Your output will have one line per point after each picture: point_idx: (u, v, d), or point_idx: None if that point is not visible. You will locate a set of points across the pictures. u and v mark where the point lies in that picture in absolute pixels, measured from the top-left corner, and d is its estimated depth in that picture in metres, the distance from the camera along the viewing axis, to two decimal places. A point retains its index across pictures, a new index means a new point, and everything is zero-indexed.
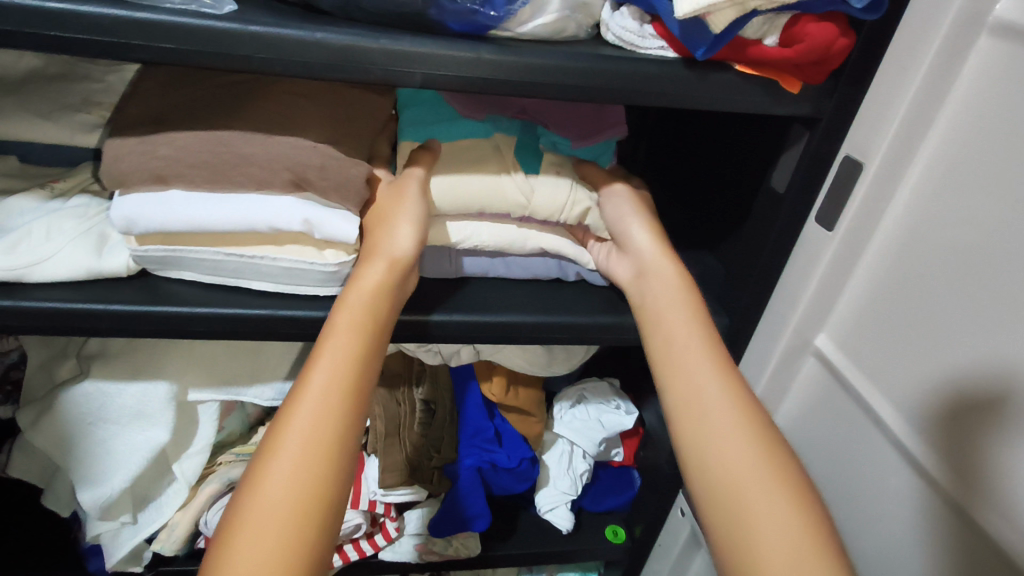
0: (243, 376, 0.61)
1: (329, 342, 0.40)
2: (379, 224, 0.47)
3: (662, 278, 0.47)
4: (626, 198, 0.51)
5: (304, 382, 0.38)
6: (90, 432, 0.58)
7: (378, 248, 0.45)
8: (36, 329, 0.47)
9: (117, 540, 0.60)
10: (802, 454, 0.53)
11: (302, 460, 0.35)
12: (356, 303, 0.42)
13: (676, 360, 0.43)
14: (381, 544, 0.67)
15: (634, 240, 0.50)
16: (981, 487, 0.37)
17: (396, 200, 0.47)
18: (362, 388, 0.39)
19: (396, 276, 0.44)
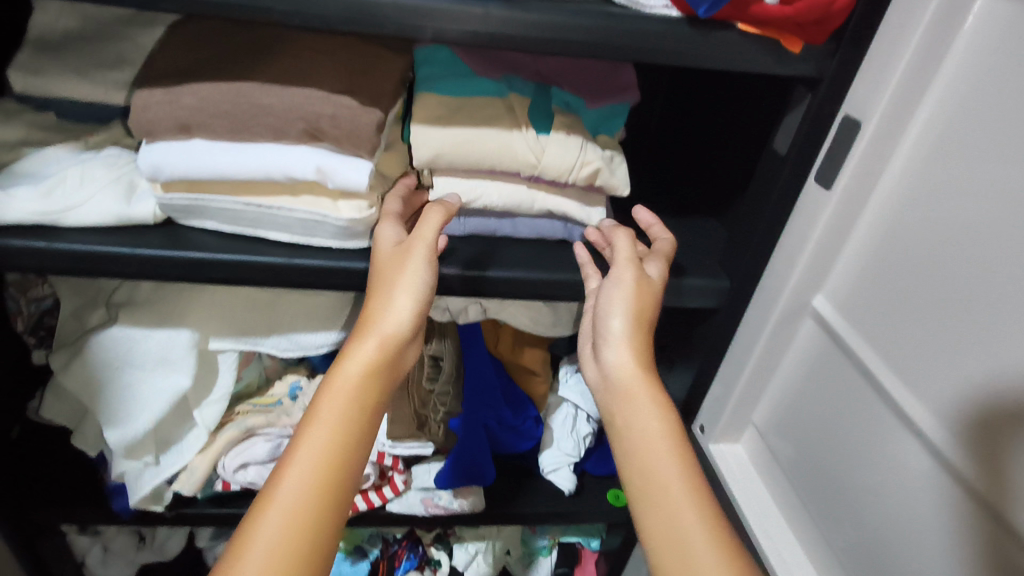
0: (261, 328, 0.63)
1: (317, 426, 0.41)
2: (371, 295, 0.47)
3: (636, 393, 0.45)
4: (620, 294, 0.48)
5: (279, 482, 0.39)
6: (117, 376, 0.61)
7: (369, 327, 0.45)
8: (69, 271, 0.50)
9: (140, 480, 0.63)
10: (800, 415, 0.54)
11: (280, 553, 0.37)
12: (342, 390, 0.43)
13: (650, 461, 0.43)
14: (389, 496, 0.69)
15: (608, 352, 0.47)
16: (979, 433, 0.38)
17: (394, 271, 0.47)
18: (352, 475, 0.41)
19: (388, 357, 0.45)
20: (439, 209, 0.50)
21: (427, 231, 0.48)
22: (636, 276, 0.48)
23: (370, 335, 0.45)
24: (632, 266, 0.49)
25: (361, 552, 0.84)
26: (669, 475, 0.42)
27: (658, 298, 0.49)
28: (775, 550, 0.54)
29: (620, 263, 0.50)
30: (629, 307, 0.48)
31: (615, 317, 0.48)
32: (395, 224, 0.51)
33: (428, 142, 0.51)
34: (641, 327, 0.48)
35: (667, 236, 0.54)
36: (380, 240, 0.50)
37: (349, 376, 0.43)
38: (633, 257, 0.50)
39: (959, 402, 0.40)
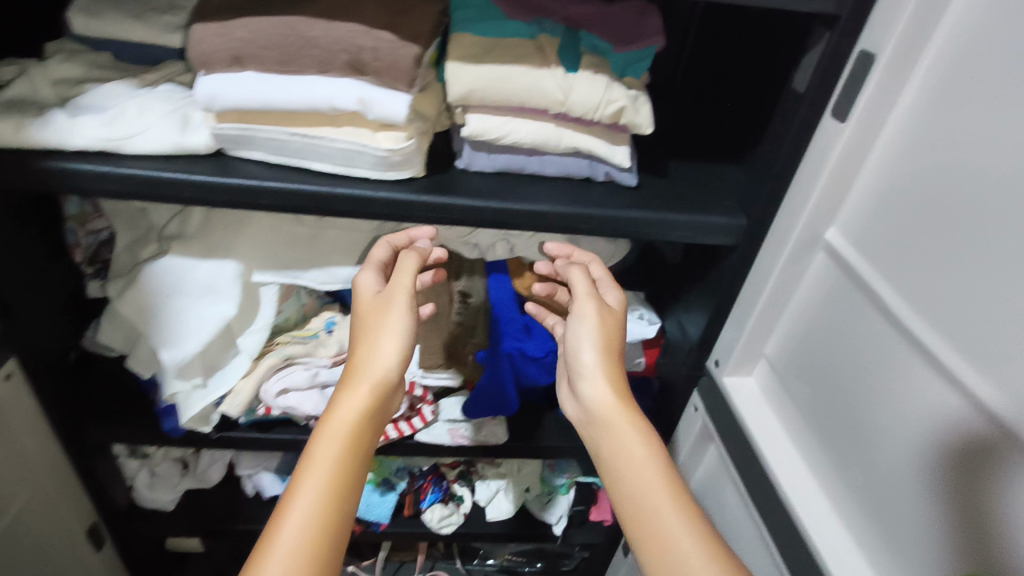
0: (301, 262, 0.68)
1: (314, 469, 0.45)
2: (362, 338, 0.53)
3: (615, 423, 0.50)
4: (585, 330, 0.54)
5: (279, 525, 0.42)
6: (167, 302, 0.66)
7: (364, 366, 0.51)
8: (131, 196, 0.55)
9: (189, 400, 0.68)
10: (810, 344, 0.57)
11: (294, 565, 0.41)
12: (336, 431, 0.47)
13: (633, 483, 0.47)
14: (419, 426, 0.73)
15: (584, 385, 0.53)
16: (968, 338, 0.41)
17: (381, 316, 0.53)
18: (350, 512, 0.45)
19: (377, 398, 0.50)
20: (412, 253, 0.57)
21: (406, 278, 0.55)
22: (594, 306, 0.55)
23: (361, 379, 0.50)
24: (590, 299, 0.56)
25: (387, 485, 0.89)
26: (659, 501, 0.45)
27: (618, 329, 0.56)
28: (782, 470, 0.57)
29: (583, 298, 0.56)
30: (596, 340, 0.54)
31: (586, 352, 0.54)
32: (375, 273, 0.57)
33: (461, 79, 0.54)
34: (610, 359, 0.53)
35: (590, 257, 0.62)
36: (361, 288, 0.56)
37: (344, 418, 0.48)
38: (590, 291, 0.56)
39: (948, 304, 0.43)
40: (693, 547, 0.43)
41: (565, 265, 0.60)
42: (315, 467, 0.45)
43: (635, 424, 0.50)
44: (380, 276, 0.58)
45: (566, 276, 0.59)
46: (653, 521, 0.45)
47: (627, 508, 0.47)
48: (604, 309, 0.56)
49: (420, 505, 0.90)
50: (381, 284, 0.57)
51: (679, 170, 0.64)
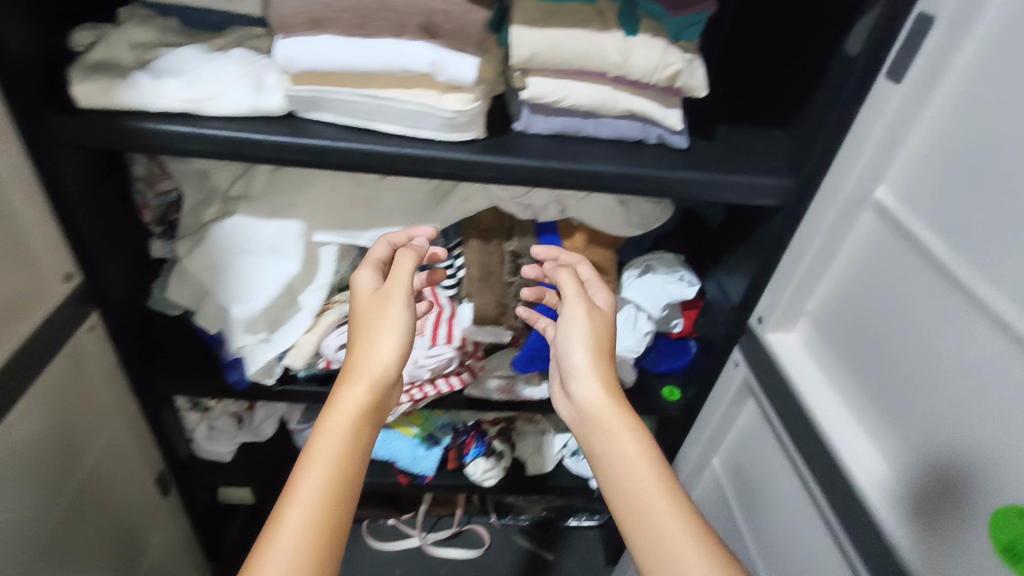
0: (359, 222, 0.70)
1: (316, 465, 0.46)
2: (361, 335, 0.55)
3: (610, 423, 0.53)
4: (578, 330, 0.57)
5: (281, 520, 0.43)
6: (235, 260, 0.70)
7: (365, 363, 0.53)
8: (210, 155, 0.58)
9: (254, 353, 0.72)
10: (855, 296, 0.60)
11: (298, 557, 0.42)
12: (337, 426, 0.49)
13: (627, 477, 0.50)
14: (468, 381, 0.77)
15: (577, 386, 0.56)
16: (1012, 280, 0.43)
17: (379, 314, 0.55)
18: (349, 505, 0.46)
19: (377, 393, 0.52)
20: (409, 252, 0.60)
21: (404, 274, 0.58)
22: (586, 308, 0.58)
23: (361, 375, 0.52)
24: (583, 301, 0.59)
25: (432, 440, 0.93)
26: (650, 495, 0.48)
27: (607, 330, 0.59)
28: (825, 412, 0.60)
29: (574, 300, 0.60)
30: (588, 341, 0.57)
31: (579, 353, 0.57)
32: (373, 271, 0.60)
33: (525, 42, 0.56)
34: (600, 359, 0.57)
35: (577, 258, 0.65)
36: (359, 287, 0.58)
37: (346, 413, 0.49)
38: (582, 294, 0.60)
39: (991, 248, 0.45)
40: (687, 536, 0.45)
41: (560, 267, 0.63)
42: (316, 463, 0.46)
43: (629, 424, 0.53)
44: (376, 276, 0.60)
45: (557, 277, 0.62)
46: (649, 514, 0.47)
47: (619, 501, 0.50)
48: (595, 312, 0.59)
49: (464, 459, 0.94)
50: (378, 282, 0.59)
51: (727, 134, 0.66)
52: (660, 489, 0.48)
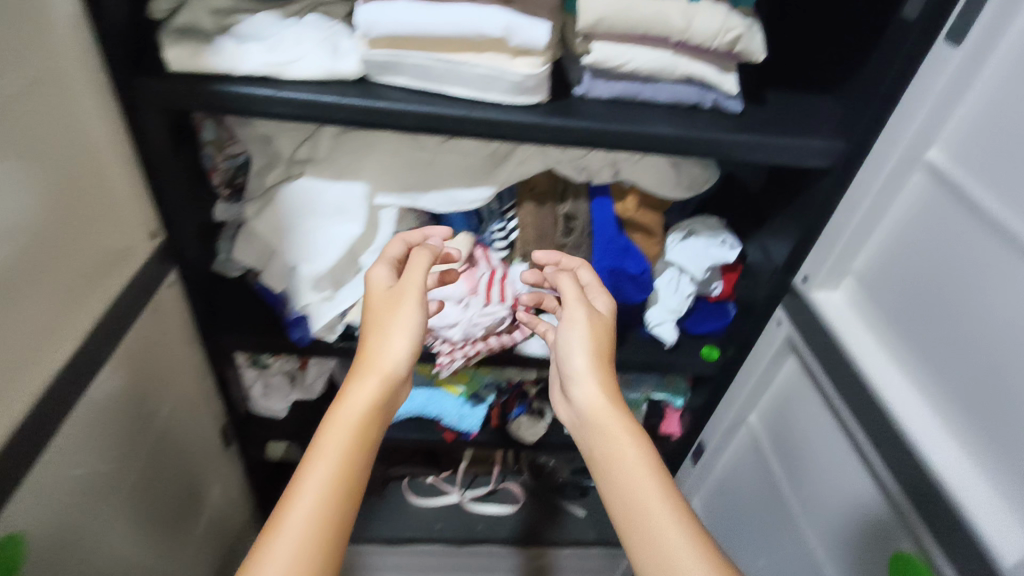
0: (420, 185, 0.74)
1: (323, 457, 0.50)
2: (374, 335, 0.59)
3: (605, 421, 0.57)
4: (578, 333, 0.61)
5: (289, 505, 0.47)
6: (302, 222, 0.73)
7: (377, 359, 0.57)
8: (288, 117, 0.60)
9: (319, 310, 0.76)
10: (903, 253, 0.63)
11: (306, 536, 0.46)
12: (346, 421, 0.52)
13: (619, 470, 0.54)
14: (518, 338, 0.83)
15: (576, 388, 0.60)
16: None
17: (390, 314, 0.60)
18: (354, 497, 0.50)
19: (386, 389, 0.56)
20: (425, 251, 0.65)
21: (417, 274, 0.62)
22: (586, 312, 0.63)
23: (371, 372, 0.56)
24: (583, 305, 0.63)
25: (477, 398, 0.98)
26: (640, 485, 0.52)
27: (606, 333, 0.63)
28: (872, 364, 0.64)
29: (575, 303, 0.64)
30: (586, 344, 0.61)
31: (579, 356, 0.61)
32: (388, 267, 0.65)
33: (593, 7, 0.57)
34: (598, 361, 0.60)
35: (579, 263, 0.70)
36: (374, 283, 0.63)
37: (357, 407, 0.53)
38: (581, 298, 0.64)
39: None
40: (673, 522, 0.49)
41: (562, 270, 0.67)
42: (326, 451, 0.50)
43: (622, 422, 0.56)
44: (388, 273, 0.64)
45: (559, 282, 0.66)
46: (637, 503, 0.51)
47: (611, 495, 0.53)
48: (593, 314, 0.63)
49: (510, 416, 1.01)
50: (392, 283, 0.64)
51: (779, 98, 0.68)
52: (647, 481, 0.52)
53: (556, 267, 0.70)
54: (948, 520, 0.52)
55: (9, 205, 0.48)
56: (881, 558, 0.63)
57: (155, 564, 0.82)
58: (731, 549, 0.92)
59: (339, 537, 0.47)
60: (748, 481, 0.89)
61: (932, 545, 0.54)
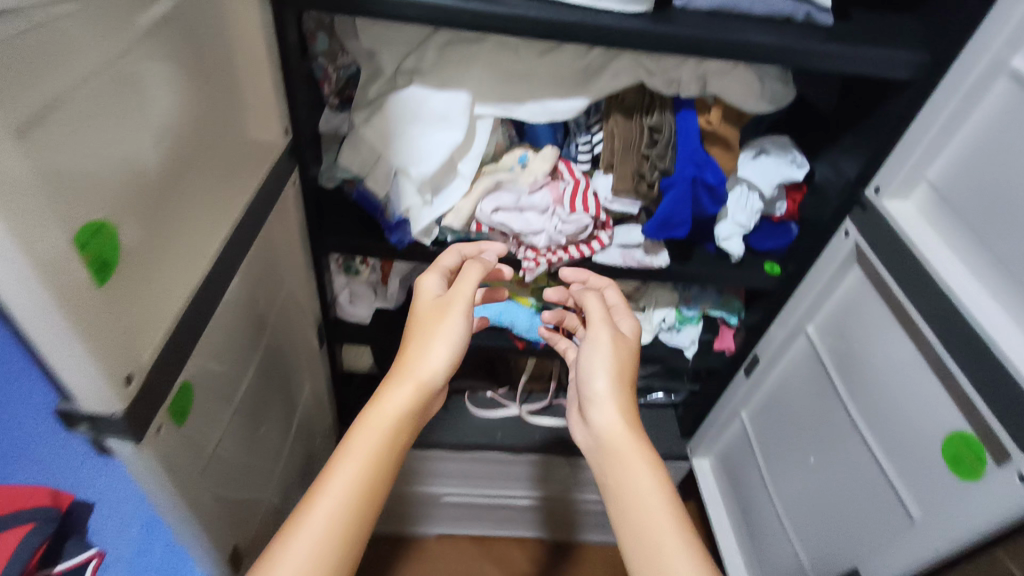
0: (516, 96, 0.79)
1: (352, 451, 0.59)
2: (417, 341, 0.67)
3: (619, 443, 0.68)
4: (601, 355, 0.71)
5: (324, 487, 0.57)
6: (408, 128, 0.79)
7: (421, 363, 0.65)
8: (415, 21, 0.65)
9: (419, 214, 0.83)
10: (980, 158, 0.68)
11: (334, 516, 0.55)
12: (382, 418, 0.61)
13: (629, 483, 0.65)
14: (596, 248, 0.89)
15: (595, 410, 0.71)
16: None
17: (436, 323, 0.68)
18: (380, 487, 0.59)
19: (422, 393, 0.64)
20: (477, 264, 0.74)
21: (466, 289, 0.71)
22: (608, 334, 0.73)
23: (409, 377, 0.64)
24: (606, 327, 0.74)
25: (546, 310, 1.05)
26: (649, 497, 0.63)
27: (623, 357, 0.73)
28: (941, 263, 0.70)
29: (600, 325, 0.75)
30: (608, 367, 0.71)
31: (601, 377, 0.71)
32: (439, 278, 0.74)
33: None
34: (616, 385, 0.71)
35: (608, 284, 0.84)
36: (423, 294, 0.72)
37: (395, 405, 0.62)
38: (607, 321, 0.74)
39: None
40: (673, 530, 0.61)
41: (588, 289, 0.78)
42: (361, 445, 0.59)
43: (640, 452, 0.67)
44: (438, 284, 0.74)
45: (586, 301, 0.77)
46: (644, 513, 0.62)
47: (620, 504, 0.65)
48: (615, 337, 0.74)
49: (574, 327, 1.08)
50: (439, 295, 0.73)
51: (865, 16, 0.73)
52: (656, 495, 0.64)
53: (583, 283, 0.83)
54: (1012, 387, 0.59)
55: (178, 81, 0.55)
56: (942, 435, 0.70)
57: (264, 442, 0.92)
58: (783, 457, 0.99)
59: (361, 518, 0.57)
60: (802, 392, 0.96)
61: (992, 412, 0.61)
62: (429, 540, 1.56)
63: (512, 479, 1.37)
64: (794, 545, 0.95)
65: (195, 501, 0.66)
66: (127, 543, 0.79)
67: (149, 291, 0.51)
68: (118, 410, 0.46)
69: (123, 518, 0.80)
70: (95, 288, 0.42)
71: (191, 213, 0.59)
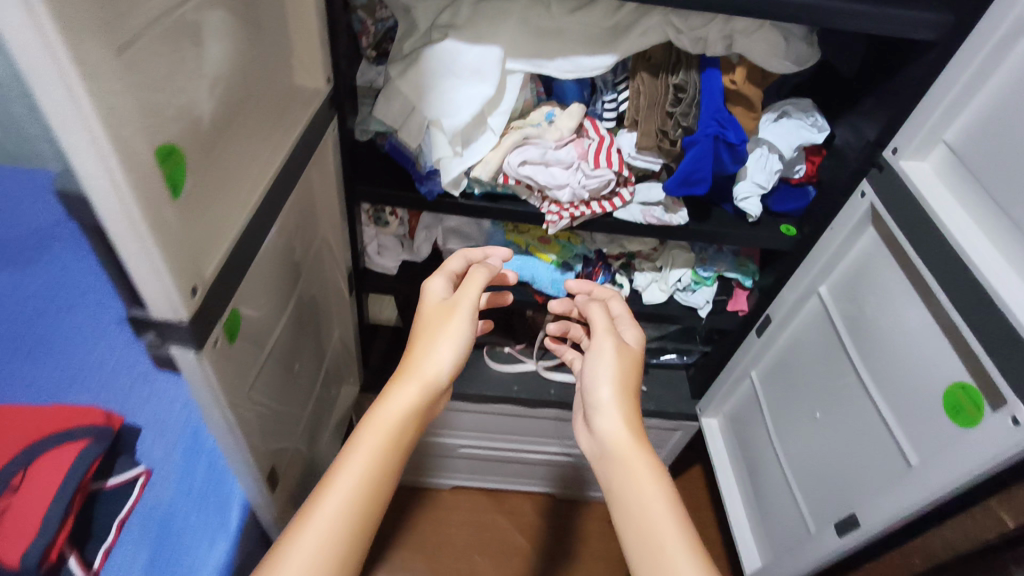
0: (547, 52, 0.82)
1: (362, 444, 0.62)
2: (425, 343, 0.71)
3: (623, 448, 0.72)
4: (607, 363, 0.78)
5: (335, 477, 0.60)
6: (442, 81, 0.82)
7: (426, 364, 0.69)
8: None
9: (450, 165, 0.87)
10: (993, 120, 0.70)
11: (346, 506, 0.59)
12: (392, 414, 0.65)
13: (633, 483, 0.69)
14: (618, 205, 0.92)
15: (601, 418, 0.76)
16: None
17: (445, 326, 0.72)
18: (388, 479, 0.63)
19: (428, 391, 0.68)
20: (484, 268, 0.79)
21: (471, 294, 0.75)
22: (613, 343, 0.80)
23: (416, 376, 0.68)
24: (611, 335, 0.81)
25: (566, 267, 1.09)
26: (652, 496, 0.68)
27: (626, 366, 0.79)
28: (953, 222, 0.72)
29: (608, 335, 0.81)
30: (613, 375, 0.77)
31: (606, 386, 0.76)
32: (445, 281, 0.79)
33: None
34: (620, 393, 0.76)
35: (612, 295, 0.91)
36: (430, 296, 0.77)
37: (404, 402, 0.66)
38: (611, 328, 0.82)
39: None
40: (676, 526, 0.65)
41: (593, 301, 0.86)
42: (371, 439, 0.63)
43: (641, 456, 0.71)
44: (444, 286, 0.78)
45: (591, 311, 0.84)
46: (647, 511, 0.67)
47: (623, 504, 0.69)
48: (619, 346, 0.80)
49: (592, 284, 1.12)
50: (446, 298, 0.77)
51: None
52: (659, 492, 0.68)
53: (588, 294, 0.93)
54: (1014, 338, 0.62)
55: (232, 22, 0.58)
56: (943, 385, 0.74)
57: (297, 379, 0.98)
58: (790, 415, 1.03)
59: (372, 508, 0.61)
60: (809, 352, 1.00)
61: (993, 362, 0.64)
62: (444, 490, 1.63)
63: (540, 433, 1.42)
64: (796, 496, 0.99)
65: (244, 422, 0.71)
66: (172, 468, 0.84)
67: (209, 214, 0.55)
68: (184, 317, 0.51)
69: (170, 441, 0.86)
70: (164, 209, 0.46)
71: (245, 151, 0.63)
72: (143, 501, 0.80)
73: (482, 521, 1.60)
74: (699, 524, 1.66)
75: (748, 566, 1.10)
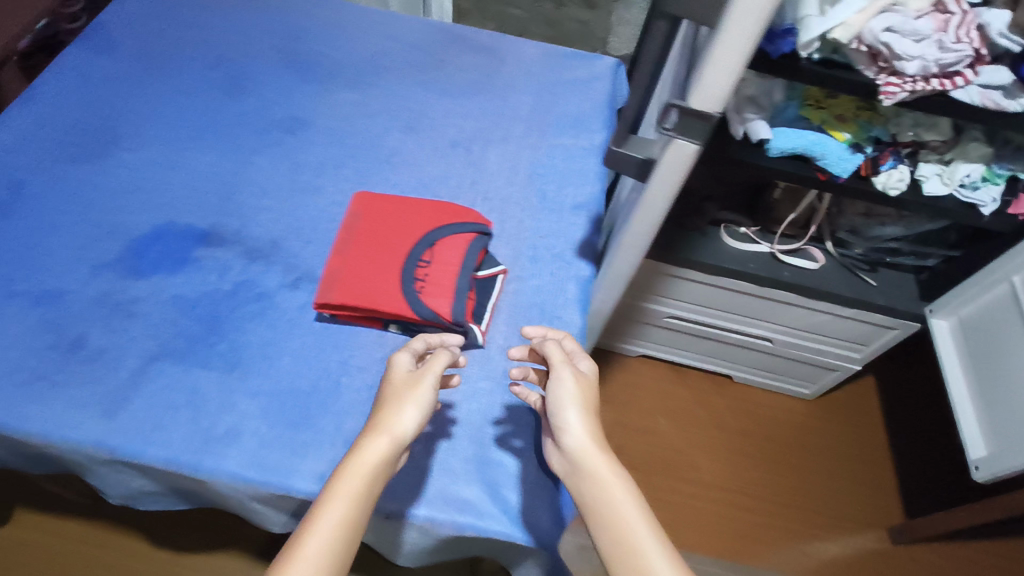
0: None
1: (338, 492, 0.64)
2: (394, 403, 0.71)
3: (591, 462, 0.71)
4: (569, 390, 0.75)
5: (316, 521, 0.62)
6: None
7: (395, 420, 0.70)
8: None
9: (812, 24, 0.89)
10: None
11: (324, 547, 0.60)
12: (366, 464, 0.66)
13: (602, 498, 0.68)
14: (960, 84, 0.93)
15: (569, 437, 0.73)
16: None
17: (411, 391, 0.72)
18: (360, 523, 0.64)
19: (396, 447, 0.68)
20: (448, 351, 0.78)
21: (437, 365, 0.75)
22: (569, 372, 0.77)
23: (386, 433, 0.68)
24: (568, 366, 0.78)
25: (856, 148, 1.12)
26: (627, 511, 0.67)
27: (587, 391, 0.77)
28: None
29: (569, 363, 0.79)
30: (575, 400, 0.75)
31: (569, 411, 0.74)
32: (410, 355, 0.77)
33: None
34: (584, 414, 0.74)
35: (565, 334, 0.86)
36: (397, 364, 0.75)
37: (373, 460, 0.66)
38: (566, 359, 0.78)
39: None
40: (649, 532, 0.66)
41: (546, 338, 0.82)
42: (345, 486, 0.64)
43: (611, 467, 0.70)
44: (410, 356, 0.77)
45: (546, 348, 0.80)
46: (622, 524, 0.66)
47: (596, 520, 0.68)
48: (577, 374, 0.77)
49: (878, 168, 1.14)
50: (412, 364, 0.76)
51: None
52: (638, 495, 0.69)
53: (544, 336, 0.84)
54: None
55: None
56: None
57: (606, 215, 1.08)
58: None
59: (351, 543, 0.62)
60: None
61: None
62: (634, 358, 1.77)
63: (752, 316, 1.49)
64: None
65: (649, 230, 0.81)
66: (522, 269, 0.98)
67: None
68: (716, 112, 0.60)
69: (516, 249, 0.99)
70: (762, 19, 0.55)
71: None
72: (506, 294, 0.95)
73: (666, 391, 1.75)
74: (870, 431, 1.74)
75: (972, 453, 1.26)
